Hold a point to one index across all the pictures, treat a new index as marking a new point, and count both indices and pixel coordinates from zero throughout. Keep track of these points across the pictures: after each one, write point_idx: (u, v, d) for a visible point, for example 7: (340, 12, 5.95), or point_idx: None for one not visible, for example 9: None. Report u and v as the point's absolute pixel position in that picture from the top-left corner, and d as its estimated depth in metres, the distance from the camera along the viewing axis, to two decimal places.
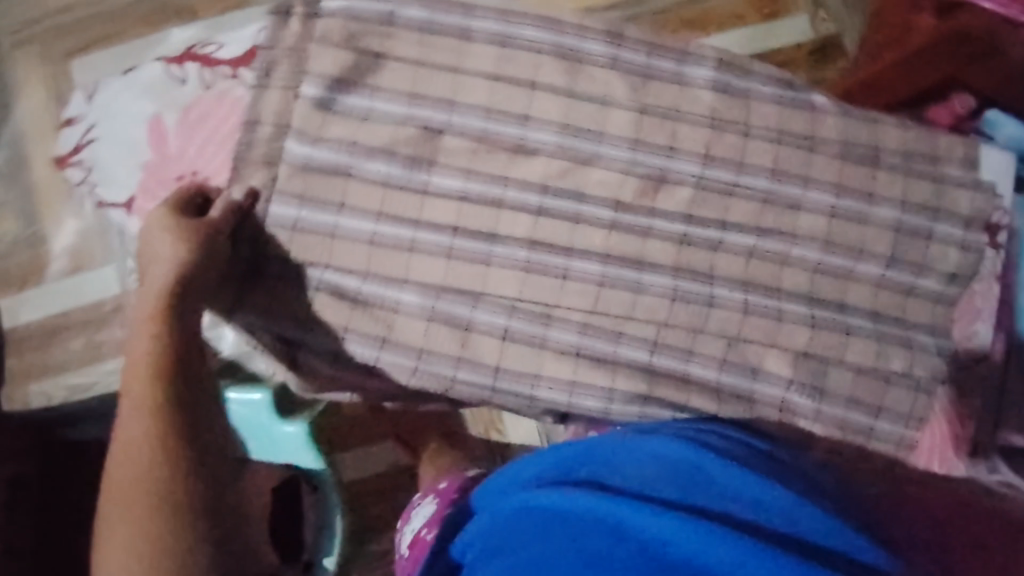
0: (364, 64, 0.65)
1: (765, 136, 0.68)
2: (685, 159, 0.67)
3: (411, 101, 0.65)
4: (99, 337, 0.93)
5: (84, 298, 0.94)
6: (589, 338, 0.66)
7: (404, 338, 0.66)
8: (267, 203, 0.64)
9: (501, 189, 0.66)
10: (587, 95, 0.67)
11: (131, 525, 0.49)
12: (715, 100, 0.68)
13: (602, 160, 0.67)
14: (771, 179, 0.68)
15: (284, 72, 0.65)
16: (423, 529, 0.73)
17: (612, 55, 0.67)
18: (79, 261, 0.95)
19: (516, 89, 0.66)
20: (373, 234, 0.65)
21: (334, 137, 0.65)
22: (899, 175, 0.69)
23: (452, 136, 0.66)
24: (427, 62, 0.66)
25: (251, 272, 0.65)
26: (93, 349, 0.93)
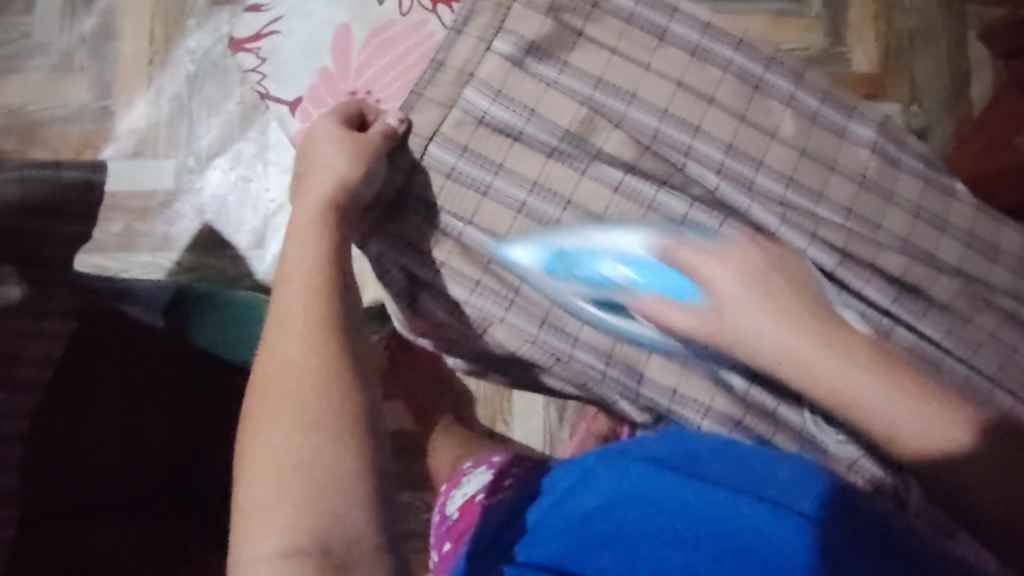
0: (558, 34, 0.64)
1: (903, 207, 0.69)
2: (829, 209, 0.67)
3: (597, 84, 0.64)
4: (139, 225, 0.96)
5: (139, 186, 1.00)
6: (699, 354, 0.63)
7: (530, 304, 0.62)
8: (428, 145, 0.62)
9: (653, 191, 0.63)
10: (756, 125, 0.66)
11: (289, 396, 0.46)
12: (869, 164, 0.69)
13: (757, 186, 0.65)
14: (903, 248, 0.68)
15: (481, 23, 0.63)
16: (479, 495, 0.72)
17: (790, 91, 0.67)
18: (141, 147, 1.00)
19: (695, 100, 0.65)
20: (523, 202, 0.62)
21: (513, 100, 0.62)
22: (1010, 274, 0.72)
23: (626, 128, 0.64)
24: (621, 51, 0.64)
25: (395, 202, 0.62)
26: None
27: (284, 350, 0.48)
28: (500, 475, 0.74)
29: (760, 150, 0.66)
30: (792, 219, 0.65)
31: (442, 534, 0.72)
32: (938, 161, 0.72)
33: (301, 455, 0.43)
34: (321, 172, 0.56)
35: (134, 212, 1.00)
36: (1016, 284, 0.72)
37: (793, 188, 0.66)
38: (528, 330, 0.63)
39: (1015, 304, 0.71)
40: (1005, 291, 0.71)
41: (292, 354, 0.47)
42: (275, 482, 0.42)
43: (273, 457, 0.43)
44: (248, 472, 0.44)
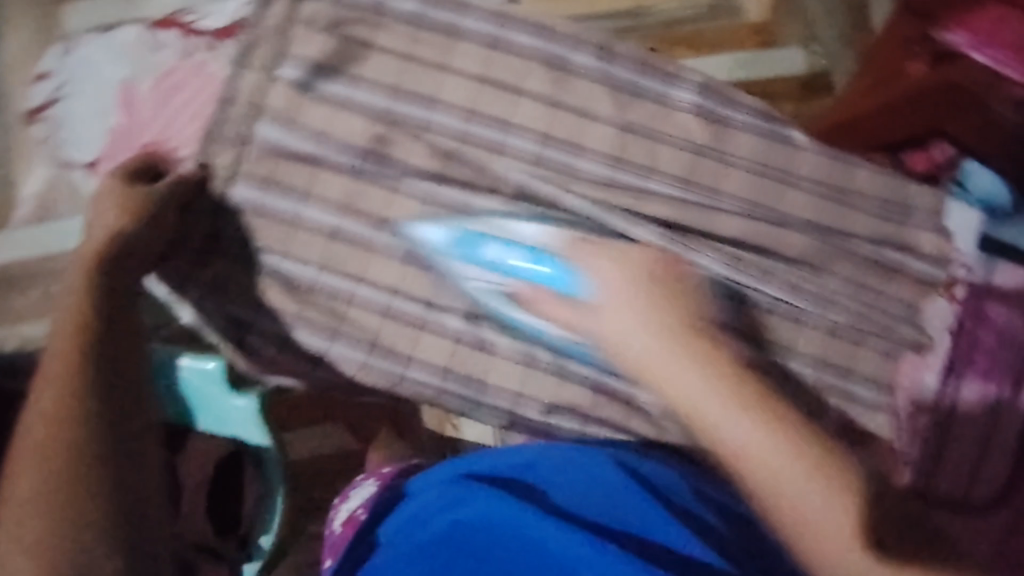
0: (346, 51, 0.62)
1: (744, 165, 0.66)
2: (661, 181, 0.64)
3: (394, 95, 0.62)
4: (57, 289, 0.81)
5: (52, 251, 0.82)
6: (543, 350, 0.63)
7: (357, 329, 0.63)
8: (229, 183, 0.62)
9: (469, 198, 0.62)
10: (569, 106, 0.64)
11: (42, 434, 0.48)
12: (699, 128, 0.65)
13: (577, 172, 0.63)
14: (745, 209, 0.65)
15: (264, 52, 0.62)
16: (360, 509, 0.69)
17: (601, 68, 0.64)
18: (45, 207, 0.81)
19: (500, 93, 0.63)
20: (334, 229, 0.63)
21: (309, 127, 0.62)
22: (869, 216, 0.68)
23: (428, 135, 0.62)
24: (414, 56, 0.63)
25: (202, 249, 0.63)
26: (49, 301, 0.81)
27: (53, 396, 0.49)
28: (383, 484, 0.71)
29: (573, 134, 0.63)
30: (619, 203, 0.63)
31: (326, 549, 0.69)
32: (774, 109, 0.68)
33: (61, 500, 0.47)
34: (97, 231, 0.56)
35: None
36: (885, 225, 0.68)
37: (617, 167, 0.63)
38: (356, 358, 0.63)
39: (878, 244, 0.68)
40: (870, 232, 0.68)
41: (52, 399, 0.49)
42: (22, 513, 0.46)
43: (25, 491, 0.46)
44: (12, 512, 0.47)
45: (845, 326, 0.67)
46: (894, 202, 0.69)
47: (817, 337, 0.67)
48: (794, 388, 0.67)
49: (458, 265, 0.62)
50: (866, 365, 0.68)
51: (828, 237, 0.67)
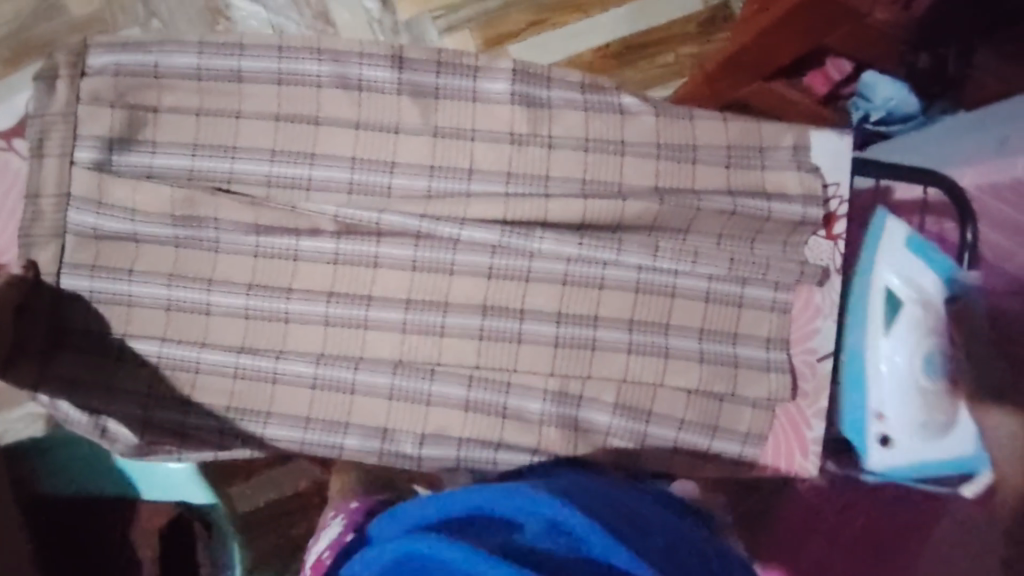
0: (135, 118, 0.61)
1: (571, 146, 0.63)
2: (484, 181, 0.62)
3: (195, 151, 0.61)
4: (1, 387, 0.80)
5: None
6: (403, 378, 0.62)
7: (210, 397, 0.62)
8: (58, 278, 0.61)
9: (293, 241, 0.61)
10: (374, 125, 0.62)
11: None
12: (513, 118, 0.63)
13: (395, 190, 0.61)
14: (581, 189, 0.63)
15: (57, 138, 0.60)
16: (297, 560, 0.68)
17: (397, 78, 0.62)
18: None
19: (299, 126, 0.61)
20: (168, 300, 0.61)
21: (117, 205, 0.61)
22: (719, 167, 0.65)
23: (238, 185, 0.61)
24: (206, 109, 0.61)
25: (44, 346, 0.61)
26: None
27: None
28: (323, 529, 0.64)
29: (386, 151, 0.62)
30: (443, 212, 0.61)
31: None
32: (601, 79, 0.65)
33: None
34: None
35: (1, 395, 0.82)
36: (739, 174, 0.65)
37: (438, 177, 0.62)
38: (213, 427, 0.62)
39: (733, 194, 0.65)
40: (724, 187, 0.65)
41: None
42: None
43: None
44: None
45: (720, 287, 0.64)
46: (743, 146, 0.66)
47: (691, 305, 0.64)
48: (680, 364, 0.64)
49: (896, 253, 0.61)
50: (752, 324, 0.65)
51: (675, 197, 0.63)
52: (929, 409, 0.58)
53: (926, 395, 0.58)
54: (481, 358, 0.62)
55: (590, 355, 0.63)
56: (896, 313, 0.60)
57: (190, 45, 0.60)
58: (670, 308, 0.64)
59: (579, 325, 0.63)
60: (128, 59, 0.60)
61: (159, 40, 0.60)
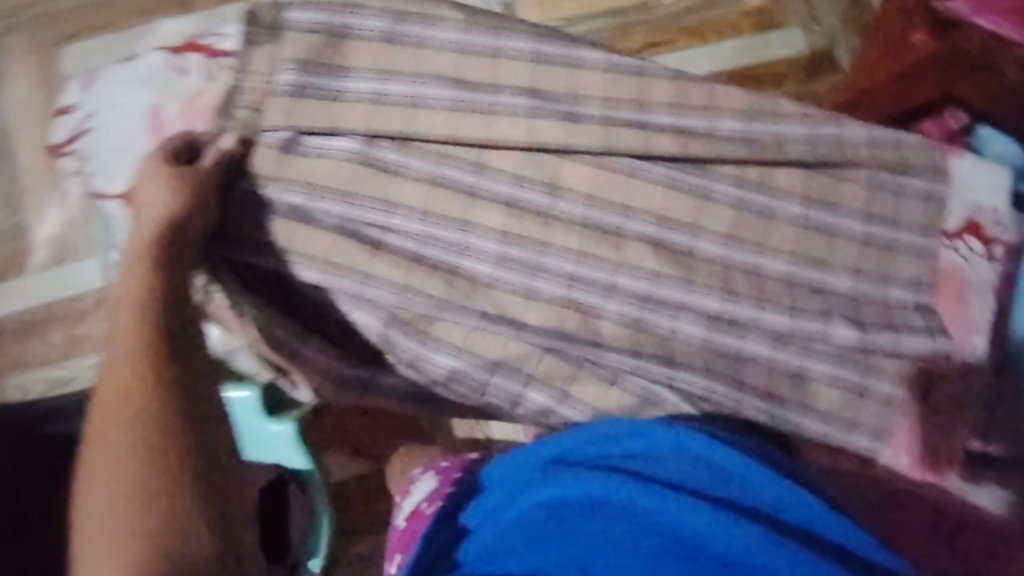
0: (329, 44, 0.62)
1: (733, 138, 0.67)
2: (653, 162, 0.65)
3: (384, 77, 0.62)
4: (78, 333, 1.06)
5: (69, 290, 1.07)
6: (578, 293, 0.64)
7: (376, 295, 0.61)
8: (267, 184, 0.60)
9: (473, 177, 0.63)
10: (554, 58, 0.65)
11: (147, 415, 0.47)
12: (676, 89, 0.66)
13: (578, 117, 0.64)
14: (737, 187, 0.67)
15: (261, 58, 0.62)
16: (423, 503, 0.68)
17: (573, 55, 0.65)
18: (61, 254, 1.07)
19: (482, 59, 0.64)
20: (343, 221, 0.61)
21: (313, 126, 0.61)
22: (864, 186, 0.70)
23: (427, 109, 0.62)
24: (394, 37, 0.63)
25: (243, 235, 0.61)
26: (73, 343, 1.05)
27: (98, 445, 0.48)
28: (446, 476, 0.71)
29: (568, 84, 0.64)
30: (622, 142, 0.64)
31: (392, 547, 0.67)
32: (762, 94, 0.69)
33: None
34: (151, 213, 0.56)
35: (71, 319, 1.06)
36: (877, 196, 0.70)
37: (615, 125, 0.64)
38: (374, 326, 0.62)
39: (876, 167, 0.70)
40: (868, 155, 0.69)
41: (108, 454, 0.47)
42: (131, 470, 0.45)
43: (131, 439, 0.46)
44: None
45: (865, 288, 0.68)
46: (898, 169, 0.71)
47: (841, 299, 0.68)
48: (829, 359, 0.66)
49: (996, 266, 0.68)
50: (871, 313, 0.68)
51: (821, 169, 0.69)
52: None
53: None
54: (637, 343, 0.64)
55: (748, 339, 0.65)
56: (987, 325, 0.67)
57: (378, 11, 0.64)
58: (795, 292, 0.67)
59: (744, 304, 0.66)
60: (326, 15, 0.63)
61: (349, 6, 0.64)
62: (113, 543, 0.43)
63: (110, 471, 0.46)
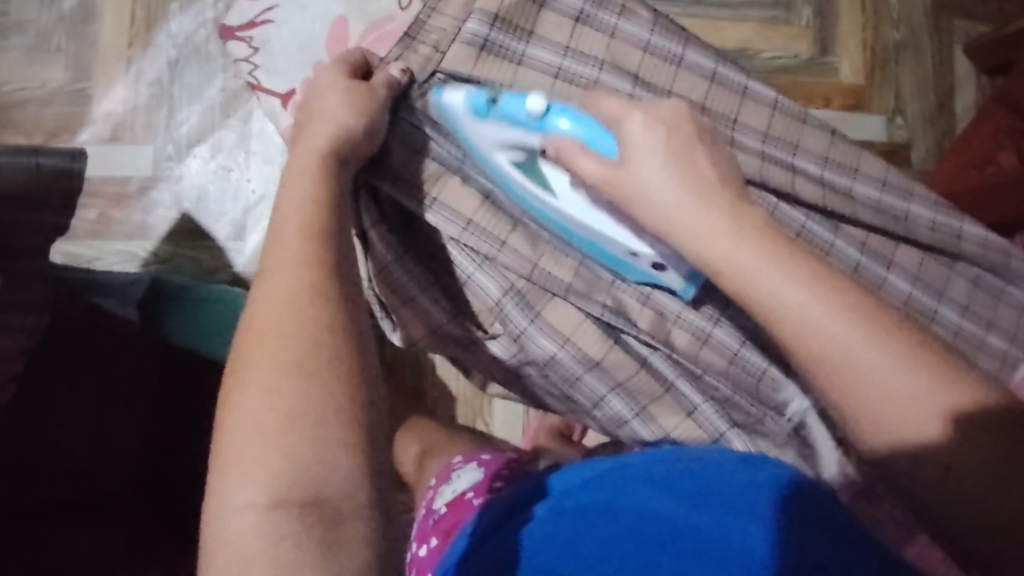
0: (521, 7, 0.62)
1: (866, 202, 0.68)
2: (795, 207, 0.66)
3: (567, 55, 0.63)
4: (117, 214, 1.03)
5: (115, 168, 1.04)
6: (690, 311, 0.63)
7: (506, 265, 0.61)
8: (433, 127, 0.60)
9: None
10: (727, 82, 0.66)
11: (301, 336, 0.46)
12: (829, 143, 0.68)
13: (737, 143, 0.65)
14: (861, 252, 0.67)
15: (454, 3, 0.61)
16: (467, 492, 0.71)
17: (745, 84, 0.66)
18: (118, 132, 1.04)
19: (663, 65, 0.64)
20: (493, 186, 0.61)
21: (490, 80, 0.60)
22: (966, 282, 0.71)
23: (601, 95, 0.63)
24: (586, 19, 0.63)
25: (396, 169, 0.60)
26: (104, 223, 1.03)
27: (253, 355, 0.46)
28: (492, 471, 0.74)
29: (732, 108, 0.66)
30: (770, 176, 0.65)
31: (426, 530, 0.70)
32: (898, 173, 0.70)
33: (253, 549, 0.40)
34: (322, 120, 0.54)
35: (109, 199, 1.03)
36: (978, 296, 0.71)
37: (768, 160, 0.65)
38: (492, 293, 0.61)
39: (981, 269, 0.72)
40: (981, 253, 0.71)
41: (261, 366, 0.45)
42: (278, 394, 0.44)
43: (284, 355, 0.45)
44: (222, 548, 0.41)
45: None
46: (999, 277, 0.72)
47: None
48: None
49: (473, 123, 0.57)
50: None
51: (934, 253, 0.70)
52: None
53: None
54: (731, 376, 0.63)
55: None
56: (540, 180, 0.59)
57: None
58: None
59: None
60: None
61: None
62: (265, 451, 0.42)
63: (263, 385, 0.44)
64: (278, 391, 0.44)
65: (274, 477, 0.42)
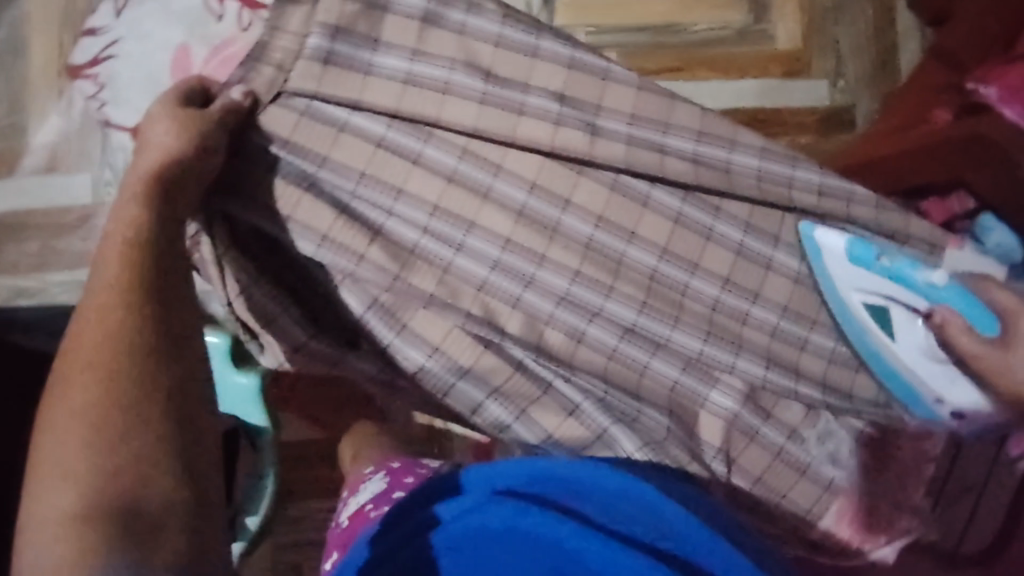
0: (364, 13, 0.60)
1: (750, 176, 0.65)
2: (666, 191, 0.64)
3: (414, 57, 0.61)
4: (54, 244, 1.01)
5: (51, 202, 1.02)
6: (565, 310, 0.63)
7: (367, 278, 0.61)
8: (281, 147, 0.60)
9: (489, 179, 0.62)
10: (589, 67, 0.63)
11: (114, 361, 0.47)
12: (703, 116, 0.64)
13: (601, 131, 0.62)
14: (743, 233, 0.66)
15: (295, 18, 0.60)
16: (368, 504, 0.72)
17: (608, 67, 0.63)
18: (53, 163, 1.02)
19: (518, 57, 0.62)
20: (349, 200, 0.61)
21: (336, 96, 0.60)
22: None
23: (453, 95, 0.61)
24: (435, 18, 0.61)
25: (249, 192, 0.60)
26: (43, 255, 1.01)
27: (70, 382, 0.47)
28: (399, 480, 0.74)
29: (595, 95, 0.63)
30: (638, 163, 0.63)
31: (331, 542, 0.71)
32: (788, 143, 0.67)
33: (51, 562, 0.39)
34: (152, 152, 0.55)
35: (46, 229, 1.02)
36: None
37: (634, 144, 0.63)
38: (355, 308, 0.62)
39: None
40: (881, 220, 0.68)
41: (77, 390, 0.46)
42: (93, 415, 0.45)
43: (96, 377, 0.46)
44: (22, 568, 0.40)
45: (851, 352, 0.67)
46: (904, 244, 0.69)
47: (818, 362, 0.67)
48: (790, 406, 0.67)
49: (845, 266, 0.64)
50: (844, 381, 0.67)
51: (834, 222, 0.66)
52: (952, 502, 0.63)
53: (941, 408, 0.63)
54: (609, 371, 0.64)
55: (711, 388, 0.66)
56: (885, 322, 0.63)
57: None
58: (776, 345, 0.66)
59: (721, 348, 0.66)
60: None
61: None
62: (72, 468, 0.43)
63: (76, 408, 0.45)
64: (88, 413, 0.45)
65: (84, 487, 0.42)
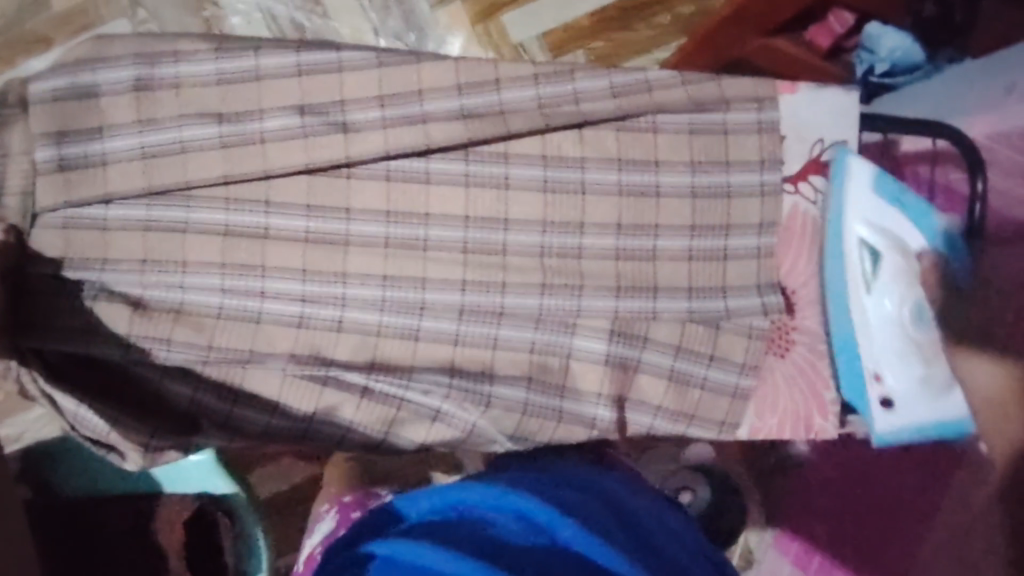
0: (81, 108, 0.59)
1: (525, 110, 0.60)
2: (447, 157, 0.62)
3: (143, 129, 0.58)
4: None
5: None
6: (390, 316, 0.62)
7: (183, 356, 0.59)
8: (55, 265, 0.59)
9: (263, 219, 0.60)
10: (316, 65, 0.59)
11: None
12: (456, 68, 0.60)
13: (351, 126, 0.59)
14: (544, 167, 0.62)
15: (20, 139, 0.59)
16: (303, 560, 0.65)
17: (338, 57, 0.60)
18: None
19: (242, 86, 0.59)
20: (141, 295, 0.60)
21: (87, 199, 0.59)
22: (683, 136, 0.64)
23: (192, 151, 0.59)
24: (148, 83, 0.59)
25: (40, 321, 0.59)
26: None
27: None
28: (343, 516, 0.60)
29: (333, 91, 0.59)
30: (401, 144, 0.60)
31: None
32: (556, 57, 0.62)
33: None
34: None
35: None
36: (703, 139, 0.64)
37: (392, 125, 0.59)
38: (186, 393, 0.60)
39: (694, 112, 0.63)
40: (687, 100, 0.63)
41: None
42: None
43: None
44: None
45: (700, 244, 0.65)
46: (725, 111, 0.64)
47: (673, 267, 0.64)
48: (667, 325, 0.64)
49: (868, 196, 0.63)
50: (699, 275, 0.65)
51: (634, 119, 0.63)
52: (927, 362, 0.59)
53: (912, 342, 0.60)
54: (457, 361, 0.62)
55: (570, 337, 0.63)
56: (876, 265, 0.61)
57: (126, 58, 0.59)
58: (623, 268, 0.64)
59: (564, 296, 0.63)
60: (66, 84, 0.58)
61: (93, 61, 0.59)
62: None
63: None
64: None
65: None
